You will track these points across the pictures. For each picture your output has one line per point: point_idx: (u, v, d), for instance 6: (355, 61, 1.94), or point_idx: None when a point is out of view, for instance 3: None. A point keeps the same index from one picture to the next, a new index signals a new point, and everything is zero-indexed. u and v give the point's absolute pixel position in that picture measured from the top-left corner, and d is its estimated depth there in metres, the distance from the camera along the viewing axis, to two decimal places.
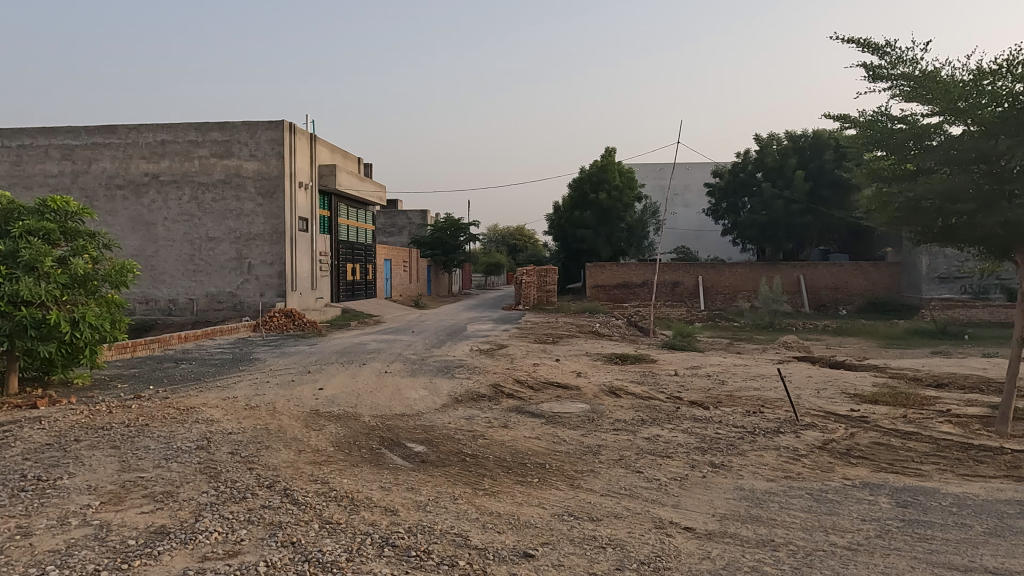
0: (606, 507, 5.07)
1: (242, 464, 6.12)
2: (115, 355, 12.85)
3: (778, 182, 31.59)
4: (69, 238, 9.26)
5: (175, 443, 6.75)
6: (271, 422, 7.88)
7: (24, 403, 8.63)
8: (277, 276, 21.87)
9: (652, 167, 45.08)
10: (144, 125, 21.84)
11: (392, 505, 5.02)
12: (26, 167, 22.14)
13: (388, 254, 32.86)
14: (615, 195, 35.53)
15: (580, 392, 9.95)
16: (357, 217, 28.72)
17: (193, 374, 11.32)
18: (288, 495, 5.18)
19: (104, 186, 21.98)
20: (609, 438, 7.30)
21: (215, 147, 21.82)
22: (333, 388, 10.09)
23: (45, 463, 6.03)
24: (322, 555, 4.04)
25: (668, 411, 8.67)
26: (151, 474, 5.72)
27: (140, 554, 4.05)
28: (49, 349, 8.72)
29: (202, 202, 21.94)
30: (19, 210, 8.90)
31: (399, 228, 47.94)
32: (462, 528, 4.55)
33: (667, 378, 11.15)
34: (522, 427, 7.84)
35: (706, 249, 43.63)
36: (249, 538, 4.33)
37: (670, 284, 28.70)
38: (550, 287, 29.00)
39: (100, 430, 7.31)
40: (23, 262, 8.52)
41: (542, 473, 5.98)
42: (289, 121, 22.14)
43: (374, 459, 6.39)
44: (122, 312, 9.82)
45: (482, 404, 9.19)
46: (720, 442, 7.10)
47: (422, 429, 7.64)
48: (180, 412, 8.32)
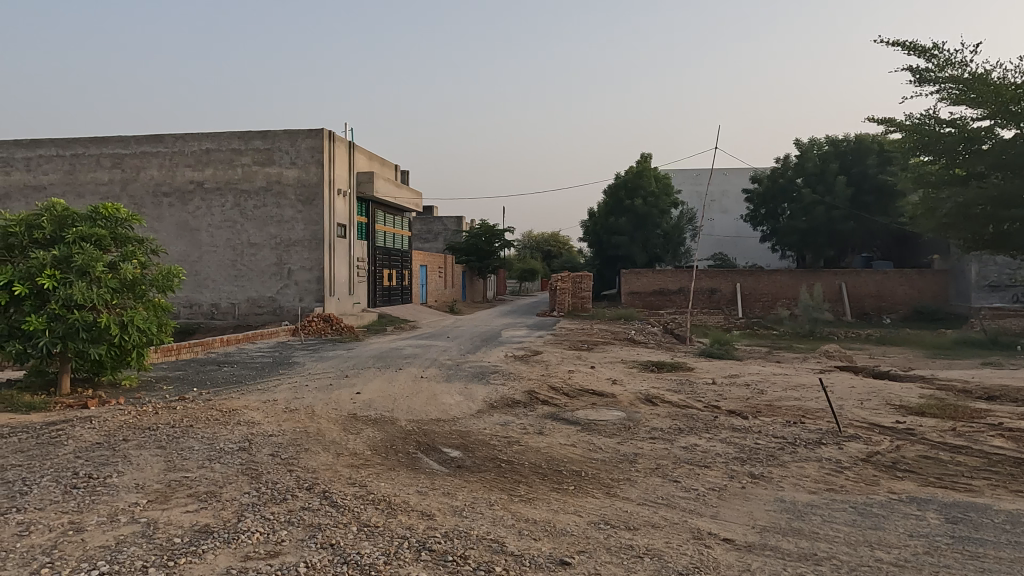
0: (644, 517, 5.02)
1: (282, 465, 6.25)
2: (160, 357, 13.23)
3: (819, 187, 30.89)
4: (118, 244, 9.57)
5: (217, 445, 6.93)
6: (310, 424, 8.04)
7: (75, 403, 8.95)
8: (316, 281, 22.22)
9: (688, 173, 44.68)
10: (189, 134, 22.51)
11: (428, 509, 5.06)
12: (78, 175, 22.96)
13: (423, 260, 33.16)
14: (650, 201, 35.23)
15: (616, 399, 9.89)
16: (393, 223, 29.13)
17: (235, 376, 11.61)
18: (327, 497, 5.27)
19: (152, 193, 22.72)
20: (645, 447, 7.22)
21: (257, 155, 22.33)
22: (370, 393, 10.22)
23: (95, 461, 6.23)
24: (360, 558, 4.09)
25: (706, 420, 8.53)
26: (194, 475, 5.87)
27: (185, 552, 4.15)
28: (99, 351, 9.03)
29: (244, 209, 22.47)
30: (72, 216, 9.21)
31: (434, 234, 48.41)
32: (498, 534, 4.56)
33: (704, 386, 10.98)
34: (557, 433, 7.83)
35: (744, 255, 43.01)
36: (289, 539, 4.41)
37: (706, 292, 28.39)
38: (585, 294, 28.84)
39: (146, 431, 7.51)
40: (76, 268, 8.84)
41: (578, 481, 5.94)
42: (329, 129, 22.55)
43: (410, 464, 6.44)
44: (168, 317, 10.10)
45: (516, 410, 9.17)
46: (760, 452, 6.98)
47: (457, 434, 7.68)
48: (223, 414, 8.55)
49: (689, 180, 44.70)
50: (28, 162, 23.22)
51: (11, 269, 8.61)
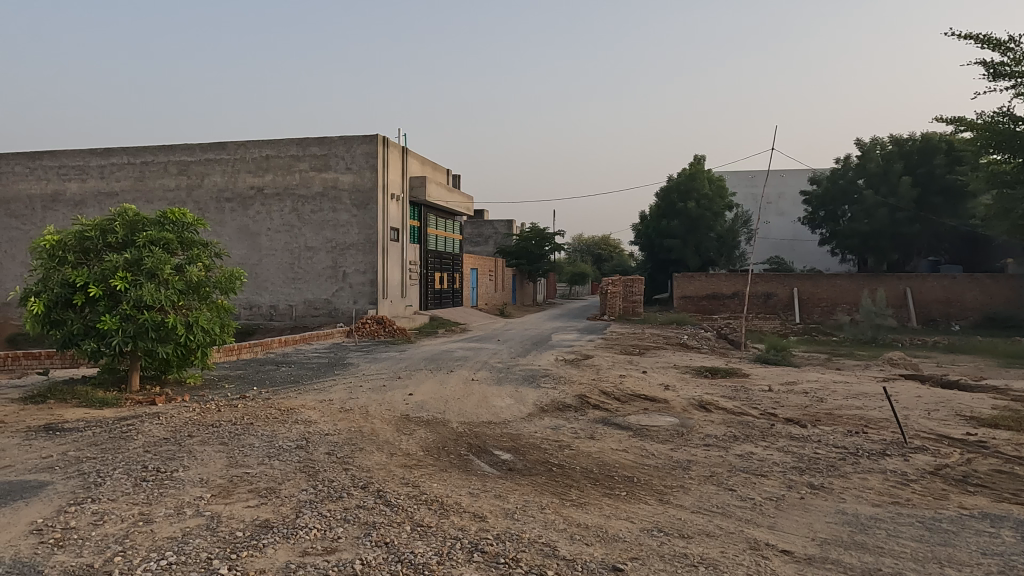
0: (698, 525, 4.92)
1: (338, 464, 6.37)
2: (222, 357, 13.72)
3: (882, 189, 29.72)
4: (185, 248, 10.00)
5: (277, 442, 7.13)
6: (364, 425, 8.19)
7: (143, 400, 9.36)
8: (370, 284, 22.64)
9: (743, 175, 43.79)
10: (250, 141, 23.29)
11: (480, 511, 5.09)
12: (147, 182, 24.04)
13: (474, 263, 33.44)
14: (704, 204, 34.60)
15: (669, 405, 9.73)
16: (445, 227, 29.49)
17: (293, 376, 11.93)
18: (381, 496, 5.36)
19: (215, 199, 23.62)
20: (699, 454, 7.09)
21: (314, 161, 22.93)
22: (422, 394, 10.35)
23: (163, 456, 6.50)
24: (413, 556, 4.15)
25: (762, 428, 8.32)
26: (254, 471, 6.06)
27: (247, 545, 4.29)
28: (166, 350, 9.44)
29: (302, 213, 23.09)
30: (142, 221, 9.66)
31: (485, 238, 48.78)
32: (550, 537, 4.55)
33: (761, 393, 10.69)
34: (609, 438, 7.76)
35: (802, 259, 41.81)
36: (345, 536, 4.50)
37: (762, 297, 27.72)
38: (637, 298, 28.53)
39: (210, 428, 7.80)
40: (146, 270, 9.26)
41: (630, 487, 5.87)
42: (383, 135, 22.98)
43: (462, 466, 6.51)
44: (230, 317, 10.45)
45: (567, 414, 9.14)
46: (819, 463, 6.76)
47: (508, 437, 7.70)
48: (281, 413, 8.79)
49: (744, 182, 43.79)
50: (102, 170, 24.43)
51: (87, 271, 9.07)
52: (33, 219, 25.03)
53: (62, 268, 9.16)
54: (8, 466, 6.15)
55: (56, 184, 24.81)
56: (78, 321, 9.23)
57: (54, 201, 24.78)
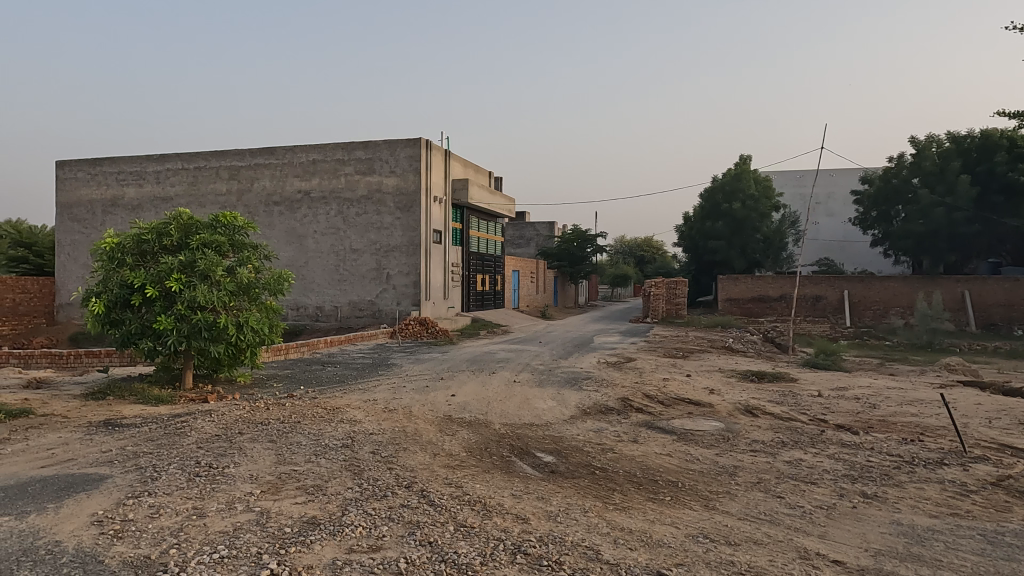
0: (745, 532, 4.82)
1: (382, 463, 6.47)
2: (271, 356, 14.08)
3: (938, 188, 28.62)
4: (235, 250, 10.28)
5: (323, 441, 7.28)
6: (409, 425, 8.29)
7: (196, 397, 9.66)
8: (413, 285, 22.89)
9: (791, 175, 42.78)
10: (298, 146, 23.83)
11: (523, 513, 5.09)
12: (200, 186, 24.82)
13: (516, 265, 33.53)
14: (749, 205, 33.91)
15: (714, 409, 9.57)
16: (487, 229, 29.63)
17: (339, 376, 12.14)
18: (424, 496, 5.41)
19: (264, 203, 24.24)
20: (746, 459, 6.95)
21: (359, 164, 23.34)
22: (464, 395, 10.41)
23: (215, 452, 6.70)
24: (457, 556, 4.18)
25: (811, 434, 8.11)
26: (302, 468, 6.19)
27: (295, 541, 4.39)
28: (218, 349, 9.73)
29: (347, 216, 23.51)
30: (196, 224, 9.97)
31: (527, 240, 48.86)
32: (593, 541, 4.52)
33: (809, 399, 10.42)
34: (652, 442, 7.67)
35: (853, 260, 40.63)
36: (389, 534, 4.56)
37: (810, 299, 27.04)
38: (680, 300, 28.13)
39: (259, 425, 8.00)
40: (199, 272, 9.56)
41: (675, 491, 5.80)
42: (426, 138, 23.23)
43: (504, 467, 6.52)
44: (279, 318, 10.71)
45: (610, 417, 9.07)
46: (872, 471, 6.54)
47: (551, 440, 7.68)
48: (327, 412, 8.95)
49: (792, 182, 42.78)
50: (158, 175, 25.34)
51: (144, 273, 9.41)
52: (94, 223, 26.11)
53: (121, 270, 9.52)
54: (71, 460, 6.42)
55: (115, 189, 25.84)
56: (135, 321, 9.58)
57: (113, 206, 25.81)
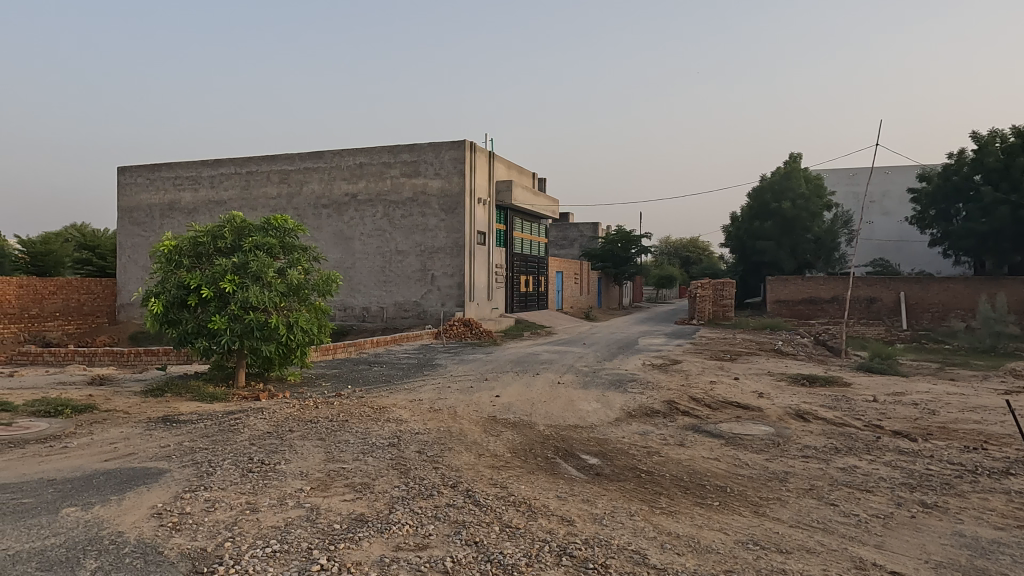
0: (797, 540, 4.70)
1: (428, 462, 6.54)
2: (320, 356, 14.39)
3: (1001, 185, 27.32)
4: (286, 252, 10.54)
5: (370, 439, 7.40)
6: (453, 425, 8.34)
7: (249, 395, 9.94)
8: (457, 286, 23.07)
9: (843, 173, 41.57)
10: (345, 150, 24.29)
11: (568, 515, 5.08)
12: (252, 191, 25.55)
13: (560, 266, 33.46)
14: (800, 204, 32.99)
15: (763, 413, 9.36)
16: (530, 230, 29.66)
17: (385, 376, 12.33)
18: (470, 496, 5.44)
19: (313, 206, 24.79)
20: (797, 465, 6.77)
21: (405, 167, 23.65)
22: (508, 396, 10.44)
23: (266, 449, 6.89)
24: (503, 557, 4.19)
25: (866, 440, 7.85)
26: (350, 466, 6.31)
27: (344, 538, 4.47)
28: (269, 348, 9.99)
29: (393, 218, 23.85)
30: (249, 227, 10.26)
31: (570, 241, 48.76)
32: (640, 545, 4.47)
33: (863, 404, 10.10)
34: (700, 446, 7.56)
35: (909, 261, 39.25)
36: (435, 533, 4.61)
37: (864, 301, 26.22)
38: (728, 302, 27.61)
39: (309, 423, 8.18)
40: (251, 273, 9.84)
41: (723, 497, 5.69)
42: (471, 141, 23.37)
43: (549, 468, 6.50)
44: (327, 318, 10.93)
45: (656, 420, 8.97)
46: (932, 480, 6.29)
47: (596, 442, 7.64)
48: (374, 411, 9.10)
49: (844, 181, 41.56)
50: (212, 180, 26.17)
51: (200, 275, 9.73)
52: (152, 226, 27.13)
53: (178, 271, 9.87)
54: (132, 454, 6.69)
55: (172, 194, 26.81)
56: (192, 321, 9.90)
57: (170, 210, 26.79)
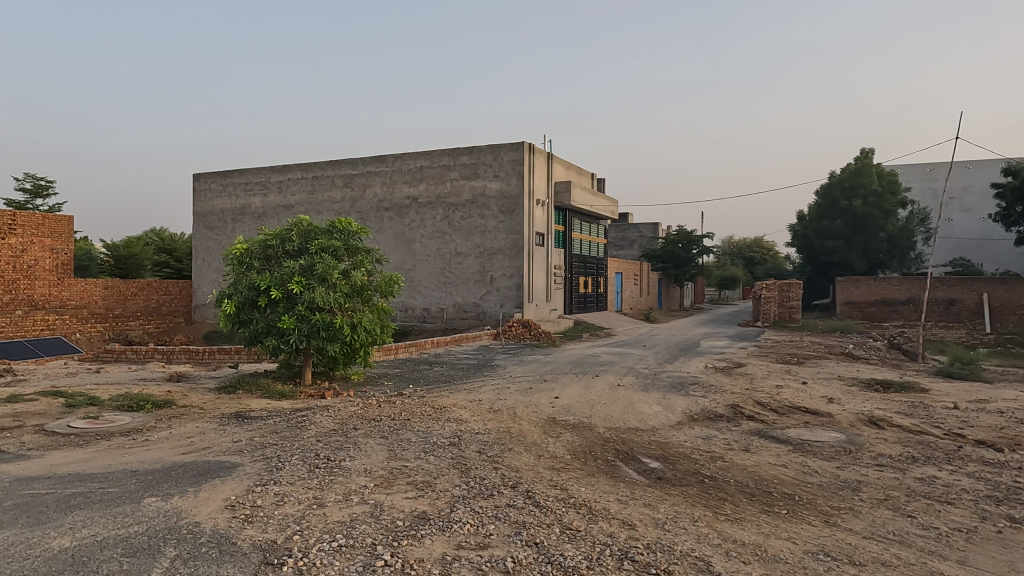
0: (871, 553, 4.50)
1: (488, 462, 6.59)
2: (382, 355, 14.72)
3: None
4: (350, 254, 10.82)
5: (432, 438, 7.51)
6: (512, 426, 8.36)
7: (315, 393, 10.24)
8: (516, 288, 23.15)
9: (920, 169, 39.63)
10: (406, 153, 24.75)
11: (629, 519, 5.02)
12: (318, 195, 26.34)
13: (619, 267, 33.11)
14: (872, 202, 31.58)
15: (834, 420, 9.01)
16: (589, 230, 29.48)
17: (444, 376, 12.50)
18: (530, 497, 5.45)
19: (375, 209, 25.35)
20: (870, 474, 6.49)
21: (464, 170, 23.90)
22: (568, 398, 10.41)
23: (332, 446, 7.08)
24: (563, 559, 4.17)
25: (946, 450, 7.46)
26: (412, 464, 6.42)
27: (406, 535, 4.55)
28: (334, 348, 10.28)
29: (452, 220, 24.14)
30: (315, 230, 10.58)
31: (630, 241, 48.24)
32: (704, 552, 4.38)
33: (943, 411, 9.59)
34: (766, 452, 7.33)
35: (993, 260, 37.06)
36: (496, 533, 4.63)
37: (943, 303, 24.91)
38: (794, 304, 26.72)
39: (372, 422, 8.37)
40: (317, 275, 10.14)
41: (792, 505, 5.50)
42: (529, 142, 23.43)
43: (609, 471, 6.44)
44: (389, 319, 11.16)
45: (719, 425, 8.76)
46: (1021, 493, 5.90)
47: (657, 445, 7.52)
48: (435, 410, 9.23)
49: (921, 176, 39.62)
50: (280, 185, 27.11)
51: (269, 276, 10.09)
52: (225, 230, 28.31)
53: (249, 273, 10.27)
54: (207, 448, 7.00)
55: (243, 199, 27.92)
56: (262, 321, 10.27)
57: (242, 214, 27.90)
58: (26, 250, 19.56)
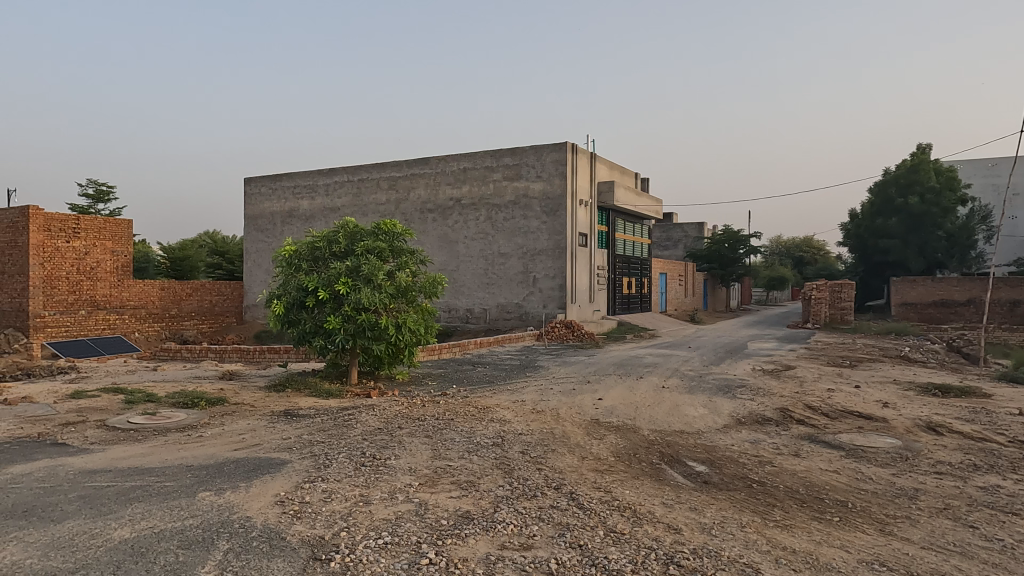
0: (930, 563, 4.33)
1: (532, 463, 6.59)
2: (426, 355, 14.88)
3: None
4: (395, 256, 10.97)
5: (475, 438, 7.55)
6: (555, 427, 8.34)
7: (361, 392, 10.41)
8: (559, 288, 23.09)
9: (981, 164, 38.01)
10: (450, 155, 24.95)
11: (675, 522, 4.95)
12: (363, 197, 26.78)
13: (663, 267, 32.69)
14: (929, 199, 30.39)
15: (889, 425, 8.71)
16: (633, 231, 29.19)
17: (488, 376, 12.56)
18: (574, 499, 5.43)
19: (420, 211, 25.65)
20: (928, 482, 6.24)
21: (507, 171, 23.97)
22: (611, 399, 10.33)
23: (377, 444, 7.19)
24: (608, 562, 4.14)
25: (1011, 458, 7.12)
26: (456, 464, 6.46)
27: (451, 533, 4.58)
28: (379, 347, 10.44)
29: (495, 221, 24.23)
30: (361, 231, 10.77)
31: (674, 241, 47.60)
32: (752, 559, 4.28)
33: (1007, 417, 9.16)
34: (817, 457, 7.13)
35: None
36: (540, 534, 4.63)
37: (1006, 304, 23.81)
38: (846, 305, 25.93)
39: (417, 421, 8.46)
40: (363, 276, 10.32)
41: (845, 512, 5.34)
42: (572, 142, 23.34)
43: (654, 474, 6.37)
44: (433, 319, 11.27)
45: (767, 428, 8.56)
46: None
47: (703, 448, 7.40)
48: (478, 411, 9.28)
49: (982, 172, 38.00)
50: (327, 188, 27.67)
51: (317, 277, 10.30)
52: (275, 233, 29.05)
53: (298, 274, 10.51)
54: (258, 445, 7.19)
55: (292, 202, 28.59)
56: (310, 321, 10.49)
57: (290, 217, 28.58)
58: (89, 252, 20.45)
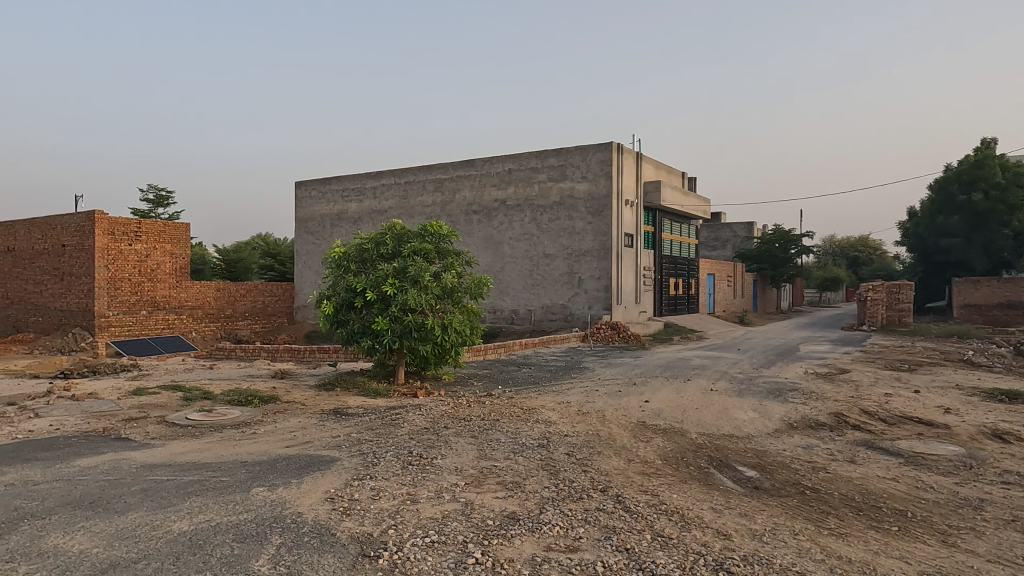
0: None
1: (578, 465, 6.56)
2: (472, 356, 14.99)
3: None
4: (441, 257, 11.08)
5: (520, 439, 7.57)
6: (601, 429, 8.28)
7: (407, 392, 10.55)
8: (604, 289, 22.92)
9: None
10: (495, 157, 25.07)
11: (724, 528, 4.85)
12: (409, 199, 27.13)
13: (711, 268, 32.11)
14: (995, 195, 29.01)
15: (951, 431, 8.35)
16: (680, 231, 28.77)
17: (533, 377, 12.56)
18: (620, 501, 5.38)
19: (465, 212, 25.84)
20: (995, 492, 5.95)
21: (552, 171, 23.94)
22: (658, 401, 10.20)
23: (424, 444, 7.27)
24: (655, 567, 4.09)
25: None
26: (502, 464, 6.48)
27: (497, 534, 4.60)
28: (426, 348, 10.56)
29: (540, 222, 24.22)
30: (407, 233, 10.91)
31: (723, 242, 46.72)
32: (805, 567, 4.16)
33: None
34: (873, 464, 6.89)
35: None
36: (586, 536, 4.60)
37: None
38: (905, 306, 24.98)
39: (462, 421, 8.53)
40: (410, 277, 10.45)
41: (904, 522, 5.14)
42: (617, 142, 23.15)
43: (703, 478, 6.26)
44: (479, 320, 11.34)
45: (821, 433, 8.32)
46: None
47: (753, 453, 7.23)
48: (524, 411, 9.29)
49: None
50: (375, 191, 28.13)
51: (365, 278, 10.49)
52: (324, 235, 29.70)
53: (347, 275, 10.71)
54: (309, 442, 7.36)
55: (341, 205, 29.18)
56: (358, 321, 10.68)
57: (339, 219, 29.16)
58: (150, 254, 21.30)
